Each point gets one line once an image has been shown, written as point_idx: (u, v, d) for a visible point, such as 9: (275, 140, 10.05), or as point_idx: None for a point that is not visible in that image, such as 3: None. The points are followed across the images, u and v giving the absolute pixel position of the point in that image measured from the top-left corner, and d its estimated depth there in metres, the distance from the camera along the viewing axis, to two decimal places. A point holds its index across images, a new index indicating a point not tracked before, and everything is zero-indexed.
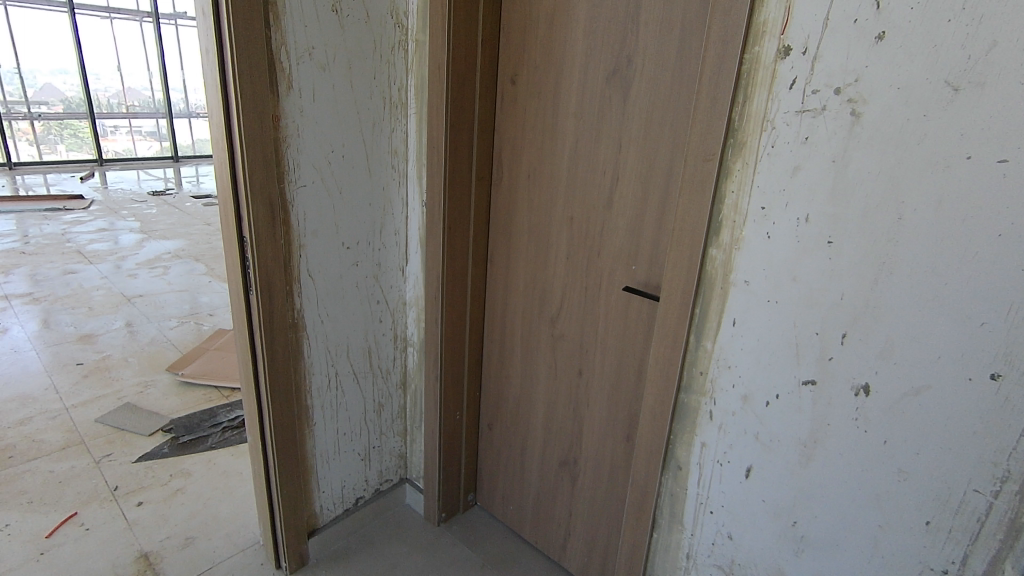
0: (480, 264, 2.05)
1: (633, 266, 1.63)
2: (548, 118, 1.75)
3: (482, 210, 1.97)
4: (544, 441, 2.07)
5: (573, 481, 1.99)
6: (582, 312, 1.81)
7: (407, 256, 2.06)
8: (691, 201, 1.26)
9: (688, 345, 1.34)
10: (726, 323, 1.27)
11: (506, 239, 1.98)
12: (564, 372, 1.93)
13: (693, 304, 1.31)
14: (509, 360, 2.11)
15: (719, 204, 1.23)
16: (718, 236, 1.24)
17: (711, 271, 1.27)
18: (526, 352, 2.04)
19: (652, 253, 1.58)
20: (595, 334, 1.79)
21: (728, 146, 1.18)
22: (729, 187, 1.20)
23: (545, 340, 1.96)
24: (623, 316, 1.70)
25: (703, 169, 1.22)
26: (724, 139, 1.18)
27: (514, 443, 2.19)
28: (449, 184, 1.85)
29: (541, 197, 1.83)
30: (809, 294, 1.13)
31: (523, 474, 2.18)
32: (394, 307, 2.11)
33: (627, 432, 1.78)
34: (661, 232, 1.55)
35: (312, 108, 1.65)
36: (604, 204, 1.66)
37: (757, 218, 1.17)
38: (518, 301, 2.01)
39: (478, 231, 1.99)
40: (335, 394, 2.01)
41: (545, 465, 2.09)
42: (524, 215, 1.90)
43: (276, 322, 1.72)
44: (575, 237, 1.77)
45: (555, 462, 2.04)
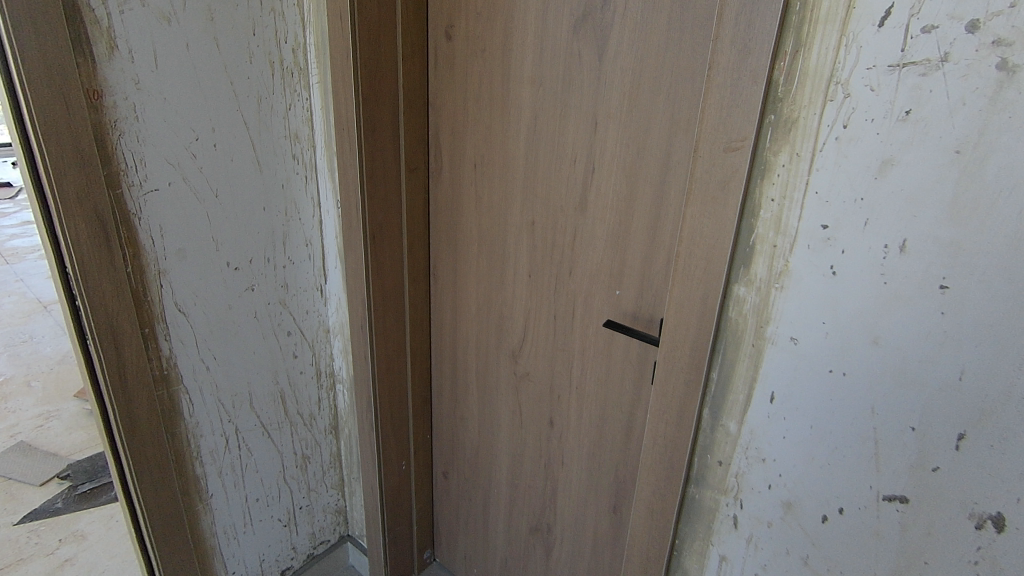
0: (420, 280, 1.59)
1: (617, 290, 1.20)
2: (496, 88, 1.27)
3: (418, 212, 1.51)
4: (511, 498, 1.65)
5: (550, 550, 1.59)
6: (552, 346, 1.37)
7: (325, 272, 1.59)
8: (703, 212, 0.81)
9: (700, 421, 0.92)
10: (759, 397, 0.84)
11: (451, 249, 1.52)
12: (532, 419, 1.50)
13: (708, 366, 0.87)
14: (464, 399, 1.68)
15: (749, 219, 0.78)
16: (747, 268, 0.80)
17: (736, 320, 0.83)
18: (483, 390, 1.61)
19: (643, 275, 1.14)
20: (571, 376, 1.36)
21: (766, 127, 0.73)
22: (768, 193, 0.75)
23: (507, 378, 1.52)
24: (604, 355, 1.27)
25: (724, 161, 0.77)
26: (760, 116, 0.72)
27: (475, 496, 1.77)
28: (369, 182, 1.37)
29: (491, 195, 1.37)
30: (901, 367, 0.70)
31: (489, 534, 1.78)
32: (313, 337, 1.65)
33: (615, 499, 1.37)
34: (655, 244, 1.10)
35: (153, 80, 1.15)
36: (576, 207, 1.21)
37: (814, 243, 0.73)
38: (471, 328, 1.56)
39: (413, 238, 1.53)
40: (239, 455, 1.56)
41: (515, 527, 1.68)
42: (471, 218, 1.44)
43: (130, 380, 1.25)
44: (539, 249, 1.31)
45: (527, 523, 1.64)
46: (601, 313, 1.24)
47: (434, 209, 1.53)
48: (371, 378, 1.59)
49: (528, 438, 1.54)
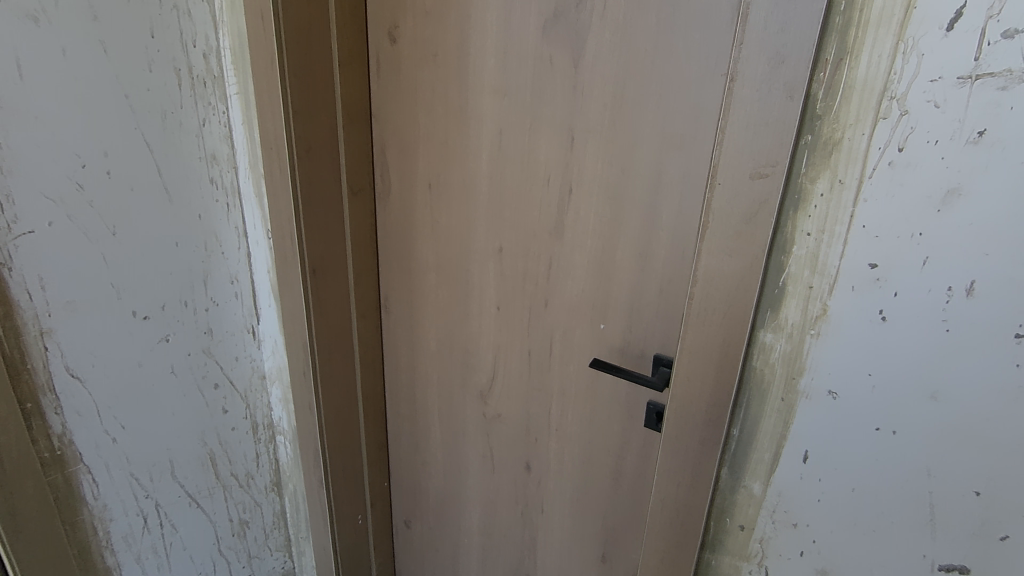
0: (370, 314, 1.41)
1: (601, 324, 1.07)
2: (451, 97, 1.11)
3: (365, 239, 1.33)
4: (484, 549, 1.49)
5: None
6: (526, 384, 1.23)
7: (256, 312, 1.37)
8: (724, 247, 0.69)
9: (718, 482, 0.80)
10: (790, 456, 0.73)
11: (405, 278, 1.35)
12: (505, 463, 1.35)
13: (728, 422, 0.76)
14: (426, 443, 1.50)
15: (779, 255, 0.66)
16: (775, 311, 0.68)
17: (762, 370, 0.71)
18: (447, 433, 1.44)
19: (630, 307, 1.02)
20: (549, 417, 1.22)
21: (802, 150, 0.62)
22: (802, 226, 0.64)
23: (474, 419, 1.36)
24: (587, 393, 1.14)
25: (751, 188, 0.65)
26: (795, 136, 0.61)
27: (442, 546, 1.60)
28: (305, 207, 1.18)
29: (450, 218, 1.21)
30: (965, 426, 0.60)
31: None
32: (246, 386, 1.42)
33: (603, 549, 1.25)
34: (643, 272, 0.98)
35: (19, 95, 0.92)
36: (551, 231, 1.07)
37: (859, 285, 0.62)
38: (431, 365, 1.39)
39: (360, 268, 1.34)
40: (159, 534, 1.33)
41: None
42: (426, 243, 1.27)
43: (7, 468, 1.02)
44: (510, 278, 1.17)
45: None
46: (583, 348, 1.11)
47: (383, 235, 1.35)
48: (318, 429, 1.39)
49: (501, 484, 1.39)
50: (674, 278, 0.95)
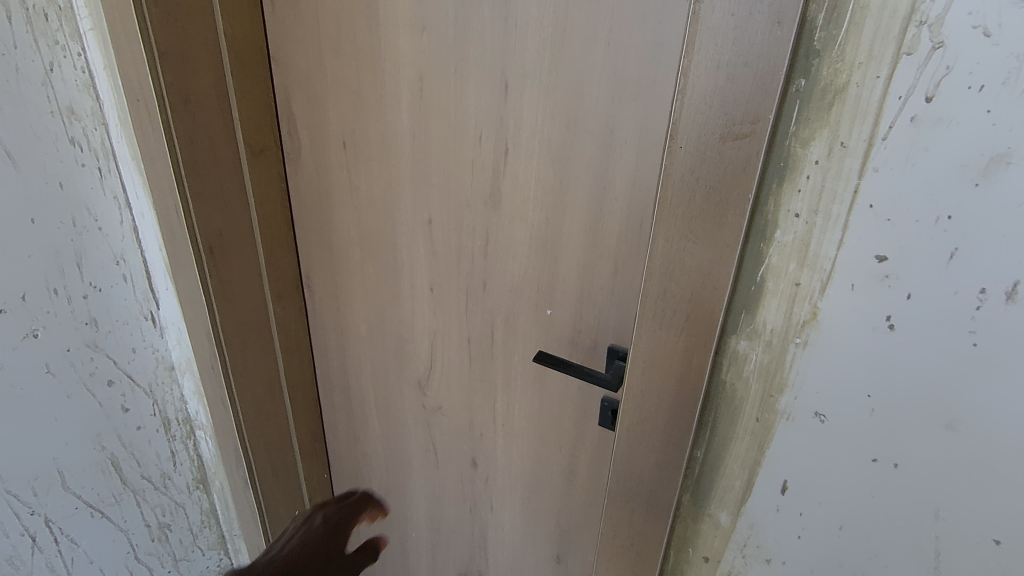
0: (289, 295, 1.22)
1: (548, 309, 0.91)
2: (359, 35, 0.90)
3: (275, 208, 1.13)
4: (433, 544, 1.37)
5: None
6: (468, 375, 1.07)
7: (152, 295, 1.17)
8: (687, 232, 0.52)
9: (678, 510, 0.67)
10: (766, 485, 0.60)
11: (326, 254, 1.16)
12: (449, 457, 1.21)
13: (692, 443, 0.62)
14: (365, 435, 1.35)
15: (758, 241, 0.50)
16: (751, 313, 0.53)
17: (733, 385, 0.57)
18: (385, 425, 1.29)
19: (580, 290, 0.86)
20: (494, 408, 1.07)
21: (791, 101, 0.45)
22: (789, 204, 0.48)
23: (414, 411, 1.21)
24: (534, 385, 0.99)
25: (725, 154, 0.48)
26: (783, 81, 0.44)
27: (390, 540, 1.48)
28: (193, 172, 0.97)
29: (370, 185, 1.02)
30: (988, 463, 0.47)
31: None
32: (149, 379, 1.23)
33: (557, 548, 1.13)
34: (594, 251, 0.82)
35: None
36: (486, 201, 0.89)
37: (861, 285, 0.47)
38: (363, 352, 1.22)
39: (271, 243, 1.14)
40: (58, 549, 1.19)
41: (439, 573, 1.41)
42: (346, 213, 1.08)
43: None
44: (443, 255, 0.99)
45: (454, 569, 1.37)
46: (529, 336, 0.95)
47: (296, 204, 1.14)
48: (235, 427, 1.21)
49: (446, 479, 1.25)
50: (630, 258, 0.79)
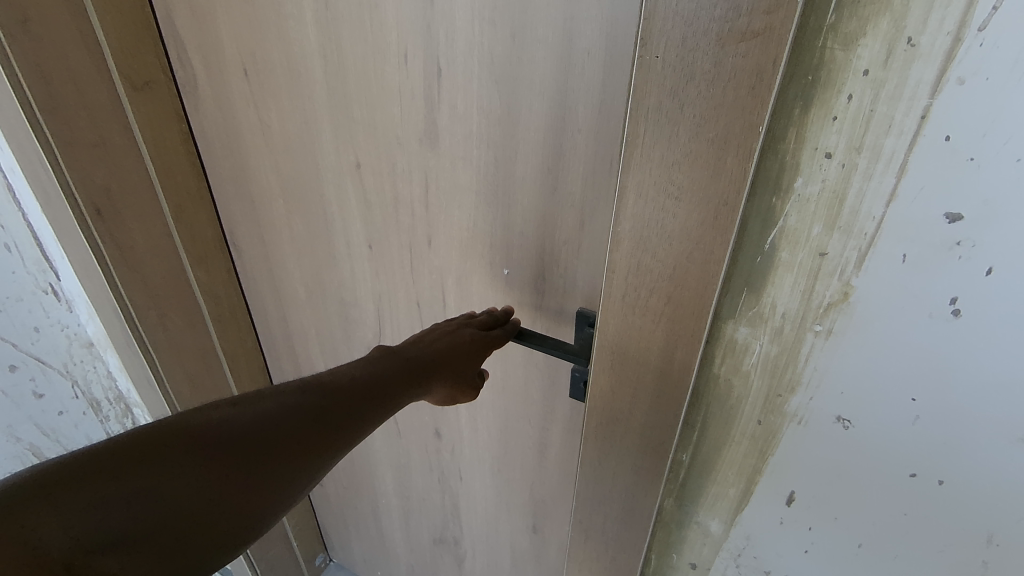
0: (218, 269, 0.89)
1: (519, 281, 0.63)
2: None
3: (178, 153, 0.78)
4: (411, 509, 1.27)
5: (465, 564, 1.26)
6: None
7: (55, 267, 0.81)
8: (667, 184, 0.36)
9: (660, 515, 0.55)
10: (768, 497, 0.47)
11: (248, 214, 0.82)
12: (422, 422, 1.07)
13: (676, 445, 0.49)
14: None
15: (769, 195, 0.35)
16: (756, 292, 0.39)
17: (729, 380, 0.43)
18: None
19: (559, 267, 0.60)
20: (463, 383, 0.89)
21: None
22: (817, 141, 0.32)
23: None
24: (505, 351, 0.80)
25: (723, 66, 0.31)
26: None
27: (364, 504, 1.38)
28: (43, 108, 0.64)
29: (283, 113, 0.68)
30: None
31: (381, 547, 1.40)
32: (71, 364, 0.94)
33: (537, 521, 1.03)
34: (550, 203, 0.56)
35: None
36: (420, 135, 0.60)
37: (917, 256, 0.32)
38: (308, 337, 0.92)
39: (181, 203, 0.80)
40: None
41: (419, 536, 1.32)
42: (256, 154, 0.75)
43: None
44: (381, 207, 0.69)
45: (433, 534, 1.28)
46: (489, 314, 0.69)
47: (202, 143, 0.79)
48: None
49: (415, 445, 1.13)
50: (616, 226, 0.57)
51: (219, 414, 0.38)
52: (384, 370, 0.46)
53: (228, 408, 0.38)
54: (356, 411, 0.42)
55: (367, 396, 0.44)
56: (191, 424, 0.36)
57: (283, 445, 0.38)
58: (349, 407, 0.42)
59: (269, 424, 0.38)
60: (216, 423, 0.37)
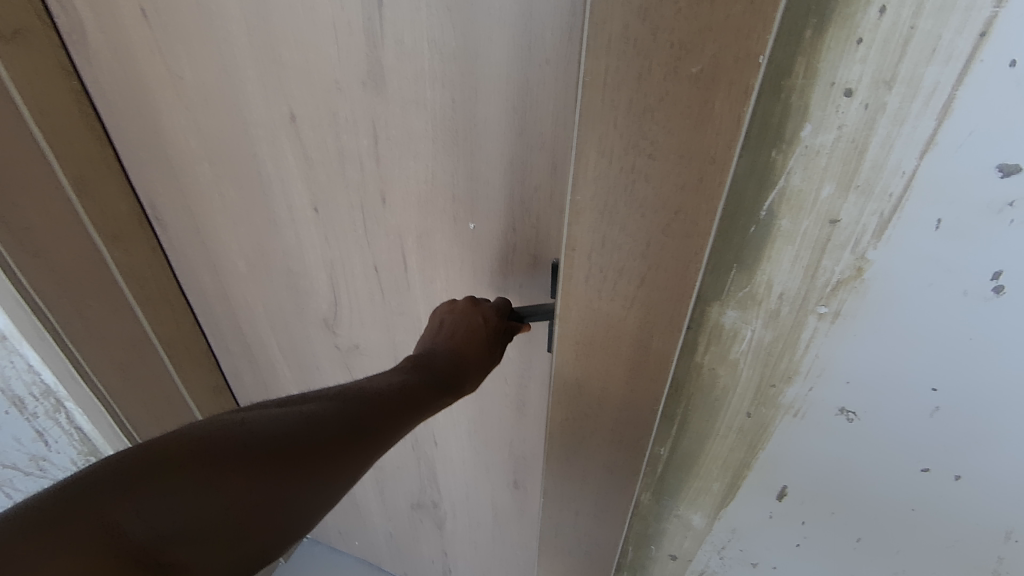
0: (153, 277, 0.60)
1: (491, 262, 0.45)
2: None
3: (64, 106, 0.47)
4: (370, 500, 0.90)
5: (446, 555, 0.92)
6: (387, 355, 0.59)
7: None
8: (638, 137, 0.28)
9: (636, 508, 0.50)
10: (759, 491, 0.42)
11: (174, 195, 0.53)
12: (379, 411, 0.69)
13: (653, 439, 0.43)
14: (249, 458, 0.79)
15: (767, 147, 0.27)
16: (747, 269, 0.31)
17: (714, 370, 0.37)
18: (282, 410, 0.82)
19: None
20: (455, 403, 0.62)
21: None
22: (838, 71, 0.24)
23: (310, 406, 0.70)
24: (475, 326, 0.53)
25: None
26: None
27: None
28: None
29: (182, 47, 0.42)
30: None
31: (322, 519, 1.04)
32: None
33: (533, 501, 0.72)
34: (519, 167, 0.39)
35: None
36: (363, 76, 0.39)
37: (959, 222, 0.25)
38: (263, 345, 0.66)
39: (87, 184, 0.51)
40: None
41: (393, 532, 0.94)
42: (158, 100, 0.46)
43: None
44: (330, 169, 0.45)
45: (410, 527, 0.91)
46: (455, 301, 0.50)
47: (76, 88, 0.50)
48: None
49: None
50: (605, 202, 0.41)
51: (256, 417, 0.28)
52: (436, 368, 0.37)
53: (268, 409, 0.29)
54: (415, 411, 0.33)
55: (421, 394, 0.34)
56: (233, 423, 0.27)
57: (338, 450, 0.28)
58: (404, 404, 0.33)
59: (322, 424, 0.28)
60: (254, 427, 0.27)
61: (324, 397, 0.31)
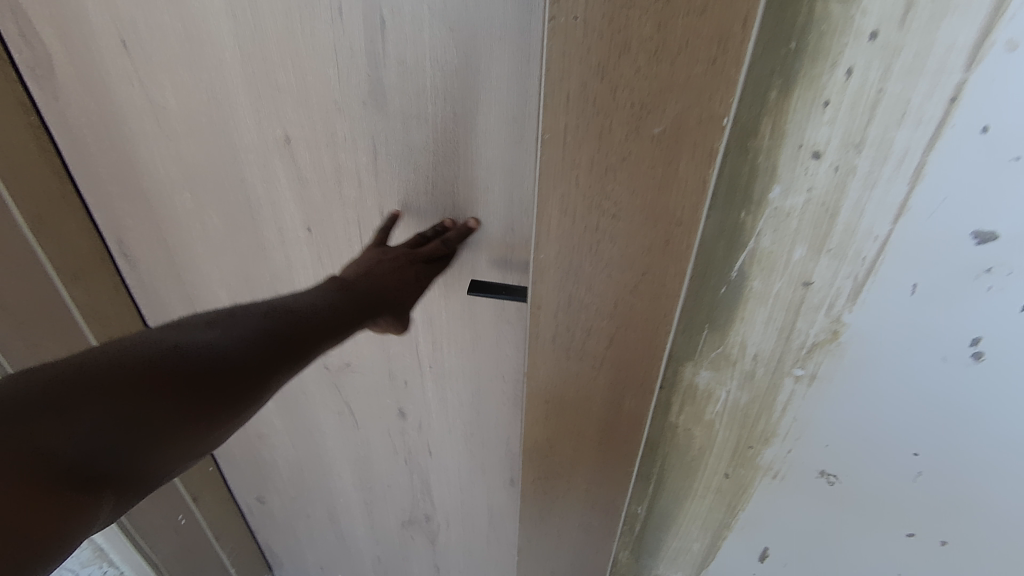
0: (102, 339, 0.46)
1: None
2: None
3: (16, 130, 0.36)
4: (354, 524, 0.63)
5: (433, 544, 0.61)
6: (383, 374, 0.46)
7: None
8: (600, 198, 0.26)
9: (615, 567, 0.47)
10: (740, 552, 0.40)
11: (148, 230, 0.42)
12: (368, 433, 0.52)
13: (630, 499, 0.41)
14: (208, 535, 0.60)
15: (736, 207, 0.26)
16: (720, 330, 0.30)
17: (688, 430, 0.35)
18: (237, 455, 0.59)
19: None
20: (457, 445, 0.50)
21: None
22: (809, 132, 0.23)
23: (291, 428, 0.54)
24: None
25: (671, 31, 0.21)
26: None
27: (263, 521, 0.66)
28: None
29: (160, 55, 0.33)
30: None
31: (282, 562, 0.71)
32: None
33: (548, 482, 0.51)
34: None
35: None
36: (364, 92, 0.31)
37: (937, 287, 0.24)
38: None
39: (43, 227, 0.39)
40: None
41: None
42: (133, 122, 0.36)
43: None
44: (326, 190, 0.36)
45: (401, 556, 0.65)
46: (454, 321, 0.40)
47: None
48: None
49: (374, 458, 0.54)
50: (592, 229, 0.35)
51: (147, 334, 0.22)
52: (353, 286, 0.30)
53: (177, 328, 0.23)
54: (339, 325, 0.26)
55: (345, 311, 0.27)
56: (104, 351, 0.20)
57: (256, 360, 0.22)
58: (325, 317, 0.26)
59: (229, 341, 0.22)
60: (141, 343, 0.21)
61: (253, 314, 0.24)
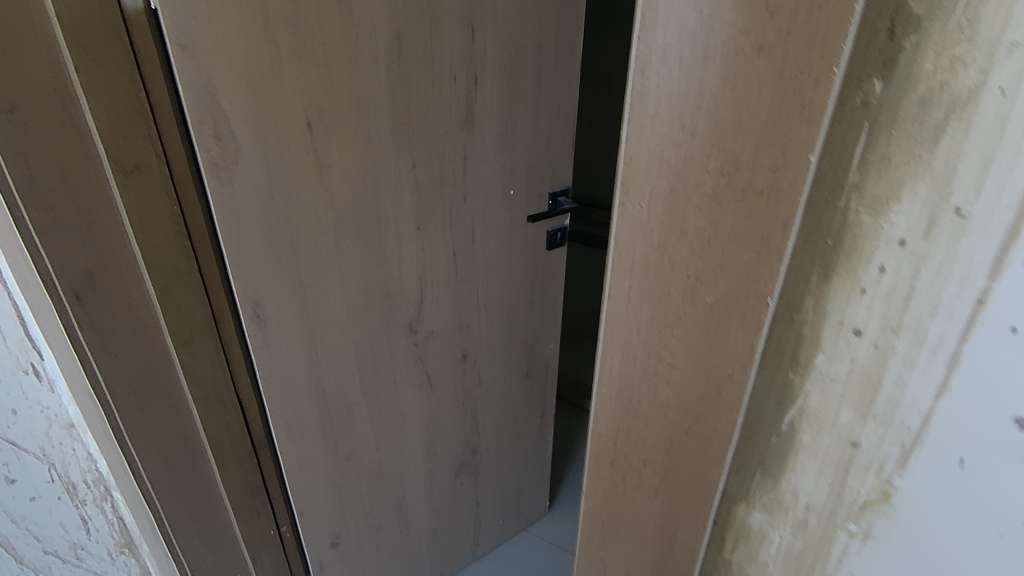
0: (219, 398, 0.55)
1: None
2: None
3: (158, 211, 0.46)
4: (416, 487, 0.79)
5: (474, 455, 0.84)
6: (454, 304, 0.70)
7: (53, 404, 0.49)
8: (658, 348, 0.30)
9: None
10: None
11: (288, 287, 0.56)
12: (439, 351, 0.72)
13: None
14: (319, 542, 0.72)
15: (785, 367, 0.29)
16: (771, 475, 0.32)
17: (742, 568, 0.36)
18: (315, 464, 0.66)
19: None
20: (498, 354, 0.79)
21: (870, 132, 0.23)
22: (845, 308, 0.26)
23: (376, 378, 0.68)
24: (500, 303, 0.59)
25: (722, 224, 0.25)
26: (852, 105, 0.23)
27: (315, 508, 0.69)
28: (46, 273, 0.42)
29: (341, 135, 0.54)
30: None
31: None
32: None
33: (539, 353, 0.84)
34: None
35: None
36: (461, 123, 0.61)
37: (984, 461, 0.24)
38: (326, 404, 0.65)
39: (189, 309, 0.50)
40: None
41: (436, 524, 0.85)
42: (306, 189, 0.54)
43: None
44: (432, 192, 0.62)
45: (450, 505, 0.85)
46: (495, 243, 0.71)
47: (222, 176, 0.49)
48: None
49: (440, 417, 0.76)
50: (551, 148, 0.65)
51: None
52: None
53: None
54: None
55: None
56: None
57: None
58: None
59: None
60: None
61: None
